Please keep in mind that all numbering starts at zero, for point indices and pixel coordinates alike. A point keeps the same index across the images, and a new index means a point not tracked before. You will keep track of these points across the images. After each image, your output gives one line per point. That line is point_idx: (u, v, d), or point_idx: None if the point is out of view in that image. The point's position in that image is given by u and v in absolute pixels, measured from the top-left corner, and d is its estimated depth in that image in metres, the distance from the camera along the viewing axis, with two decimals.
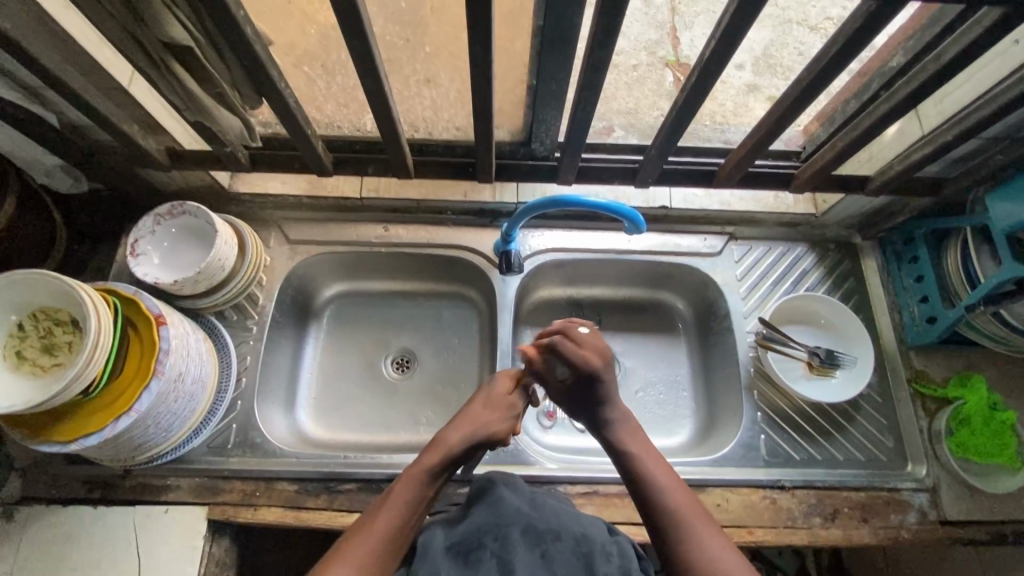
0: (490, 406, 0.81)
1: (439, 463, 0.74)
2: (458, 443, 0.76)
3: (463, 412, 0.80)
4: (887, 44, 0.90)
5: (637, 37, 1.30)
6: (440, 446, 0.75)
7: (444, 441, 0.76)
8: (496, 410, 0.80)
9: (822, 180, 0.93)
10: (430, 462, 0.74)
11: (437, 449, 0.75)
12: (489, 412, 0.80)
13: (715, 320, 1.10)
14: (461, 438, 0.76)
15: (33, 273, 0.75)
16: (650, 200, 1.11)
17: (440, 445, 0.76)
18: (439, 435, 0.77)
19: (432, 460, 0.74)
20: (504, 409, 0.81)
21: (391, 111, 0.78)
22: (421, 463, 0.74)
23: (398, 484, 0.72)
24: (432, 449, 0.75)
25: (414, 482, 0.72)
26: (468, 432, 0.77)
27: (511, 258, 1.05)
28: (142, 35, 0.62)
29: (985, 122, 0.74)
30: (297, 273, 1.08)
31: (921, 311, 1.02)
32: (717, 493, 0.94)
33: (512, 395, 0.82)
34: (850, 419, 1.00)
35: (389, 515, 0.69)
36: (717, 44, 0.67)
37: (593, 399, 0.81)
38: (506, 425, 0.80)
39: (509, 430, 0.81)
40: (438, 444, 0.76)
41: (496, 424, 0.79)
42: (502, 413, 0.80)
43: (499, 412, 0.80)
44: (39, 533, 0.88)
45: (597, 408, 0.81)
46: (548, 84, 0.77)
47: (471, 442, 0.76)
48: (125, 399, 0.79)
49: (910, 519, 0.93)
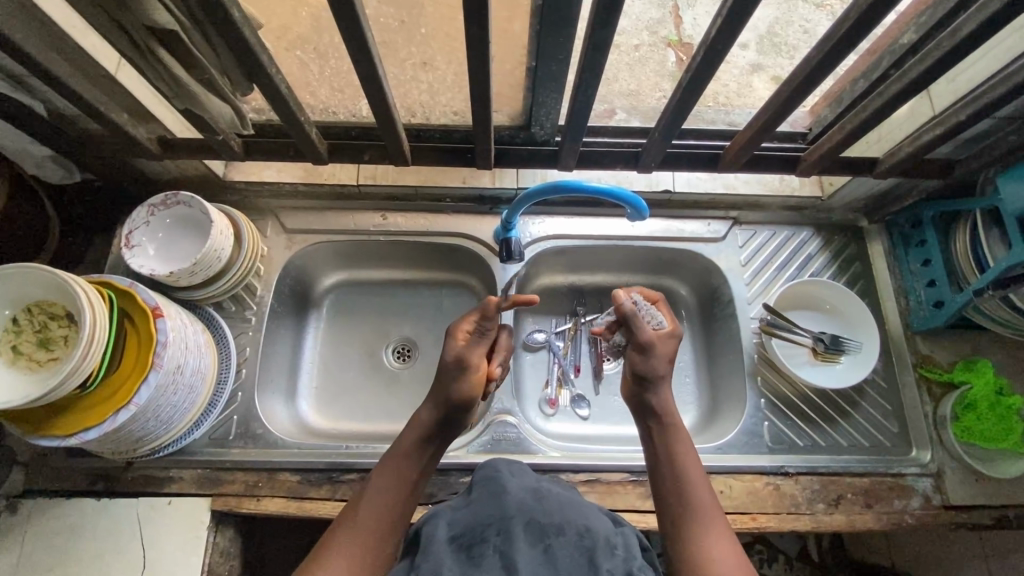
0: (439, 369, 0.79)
1: (414, 441, 0.75)
2: (427, 418, 0.76)
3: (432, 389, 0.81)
4: (898, 21, 0.87)
5: (638, 16, 1.27)
6: (411, 424, 0.77)
7: (417, 420, 0.77)
8: (445, 373, 0.78)
9: (830, 163, 0.91)
10: (405, 443, 0.75)
11: (411, 428, 0.77)
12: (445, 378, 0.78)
13: (719, 306, 1.09)
14: (430, 413, 0.77)
15: (24, 266, 0.74)
16: (653, 184, 1.08)
17: (413, 423, 0.77)
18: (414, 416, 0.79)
19: (406, 441, 0.75)
20: (455, 364, 0.77)
21: (386, 96, 0.76)
22: (398, 445, 0.75)
23: (380, 468, 0.74)
24: (407, 429, 0.77)
25: (392, 463, 0.73)
26: (431, 404, 0.77)
27: (512, 246, 1.01)
28: (126, 20, 0.60)
29: (1000, 100, 0.72)
30: (295, 263, 1.07)
31: (927, 295, 1.00)
32: (720, 479, 0.93)
33: (458, 347, 0.79)
34: (854, 404, 0.99)
35: (370, 502, 0.70)
36: (723, 23, 0.65)
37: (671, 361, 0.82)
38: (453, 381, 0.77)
39: (470, 390, 0.77)
40: (413, 423, 0.77)
41: (451, 385, 0.77)
42: (456, 371, 0.77)
43: (448, 374, 0.77)
44: (43, 526, 0.88)
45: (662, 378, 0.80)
46: (548, 66, 0.74)
47: (436, 412, 0.76)
48: (124, 392, 0.78)
49: (913, 504, 0.93)
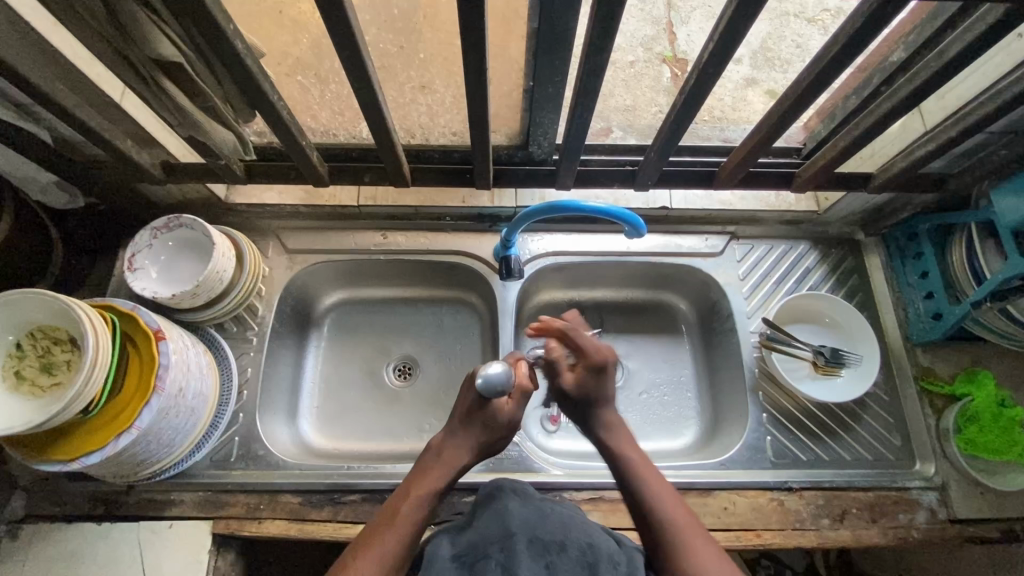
0: (489, 426, 0.77)
1: (442, 484, 0.74)
2: (457, 459, 0.75)
3: (453, 421, 0.79)
4: (889, 38, 0.88)
5: (633, 34, 1.29)
6: (444, 463, 0.75)
7: (445, 455, 0.76)
8: (498, 429, 0.78)
9: (824, 179, 0.92)
10: (433, 480, 0.73)
11: (440, 468, 0.75)
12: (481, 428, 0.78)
13: (719, 319, 1.10)
14: (460, 454, 0.76)
15: (30, 292, 0.74)
16: (650, 202, 1.09)
17: (442, 461, 0.76)
18: (438, 446, 0.77)
19: (436, 479, 0.73)
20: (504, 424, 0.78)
21: (386, 121, 0.78)
22: (425, 484, 0.73)
23: (405, 503, 0.71)
24: (435, 465, 0.75)
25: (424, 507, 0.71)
26: (470, 450, 0.77)
27: (511, 264, 1.01)
28: (132, 53, 0.61)
29: (989, 118, 0.73)
30: (296, 282, 1.08)
31: (926, 307, 1.00)
32: (724, 496, 0.93)
33: (509, 408, 0.78)
34: (857, 418, 0.99)
35: (395, 536, 0.68)
36: (716, 44, 0.66)
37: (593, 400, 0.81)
38: (497, 437, 0.79)
39: (502, 438, 0.80)
40: (441, 463, 0.75)
41: (490, 439, 0.78)
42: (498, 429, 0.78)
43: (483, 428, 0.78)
44: (43, 552, 0.88)
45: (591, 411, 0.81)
46: (545, 88, 0.76)
47: (470, 456, 0.77)
48: (125, 416, 0.79)
49: (919, 518, 0.92)
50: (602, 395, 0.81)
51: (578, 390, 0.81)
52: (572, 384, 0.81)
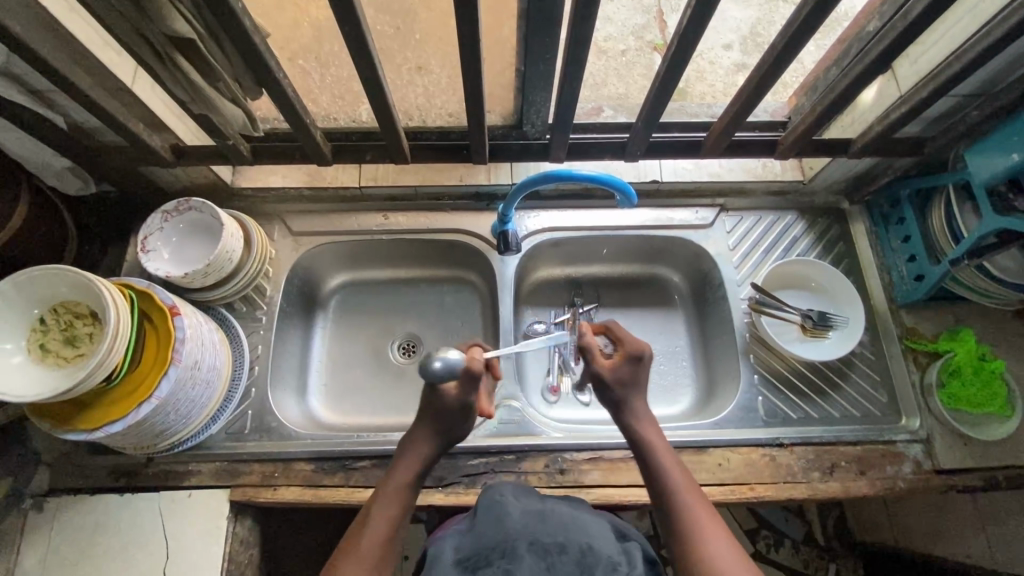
0: (444, 413, 0.78)
1: (415, 475, 0.77)
2: (422, 450, 0.78)
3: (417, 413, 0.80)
4: (864, 10, 0.92)
5: (625, 23, 1.33)
6: (411, 453, 0.78)
7: (414, 447, 0.78)
8: (451, 414, 0.79)
9: (806, 145, 0.96)
10: (406, 473, 0.76)
11: (410, 460, 0.78)
12: (442, 417, 0.79)
13: (710, 289, 1.14)
14: (428, 447, 0.78)
15: (53, 267, 0.79)
16: (642, 174, 1.13)
17: (408, 454, 0.78)
18: (406, 442, 0.79)
19: (408, 474, 0.76)
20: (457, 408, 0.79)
21: (386, 99, 0.81)
22: (399, 476, 0.76)
23: (381, 497, 0.74)
24: (404, 460, 0.78)
25: (395, 499, 0.74)
26: (433, 439, 0.79)
27: (509, 239, 1.07)
28: (147, 30, 0.65)
29: (956, 77, 0.77)
30: (302, 264, 1.12)
31: (909, 269, 1.04)
32: (719, 453, 0.97)
33: (455, 391, 0.78)
34: (844, 376, 1.03)
35: (375, 532, 0.71)
36: (692, 15, 0.70)
37: (627, 387, 0.82)
38: (459, 422, 0.80)
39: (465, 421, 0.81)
40: (410, 456, 0.78)
41: (451, 425, 0.80)
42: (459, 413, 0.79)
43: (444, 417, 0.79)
44: (69, 523, 0.92)
45: (622, 398, 0.82)
46: (535, 65, 0.80)
47: (435, 445, 0.79)
48: (145, 386, 0.83)
49: (905, 469, 0.96)
50: (635, 385, 0.82)
51: (613, 376, 0.81)
52: (609, 370, 0.82)
